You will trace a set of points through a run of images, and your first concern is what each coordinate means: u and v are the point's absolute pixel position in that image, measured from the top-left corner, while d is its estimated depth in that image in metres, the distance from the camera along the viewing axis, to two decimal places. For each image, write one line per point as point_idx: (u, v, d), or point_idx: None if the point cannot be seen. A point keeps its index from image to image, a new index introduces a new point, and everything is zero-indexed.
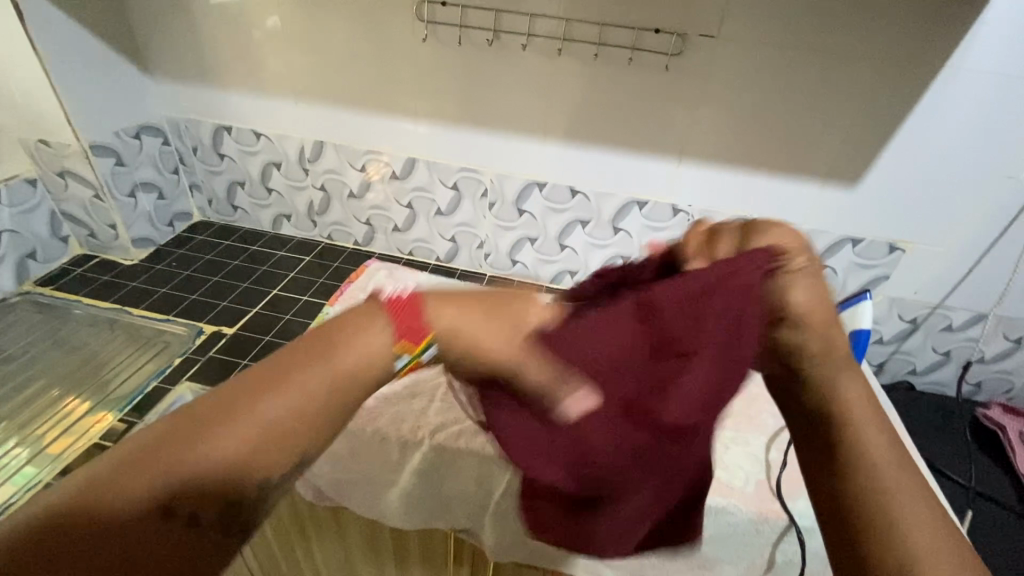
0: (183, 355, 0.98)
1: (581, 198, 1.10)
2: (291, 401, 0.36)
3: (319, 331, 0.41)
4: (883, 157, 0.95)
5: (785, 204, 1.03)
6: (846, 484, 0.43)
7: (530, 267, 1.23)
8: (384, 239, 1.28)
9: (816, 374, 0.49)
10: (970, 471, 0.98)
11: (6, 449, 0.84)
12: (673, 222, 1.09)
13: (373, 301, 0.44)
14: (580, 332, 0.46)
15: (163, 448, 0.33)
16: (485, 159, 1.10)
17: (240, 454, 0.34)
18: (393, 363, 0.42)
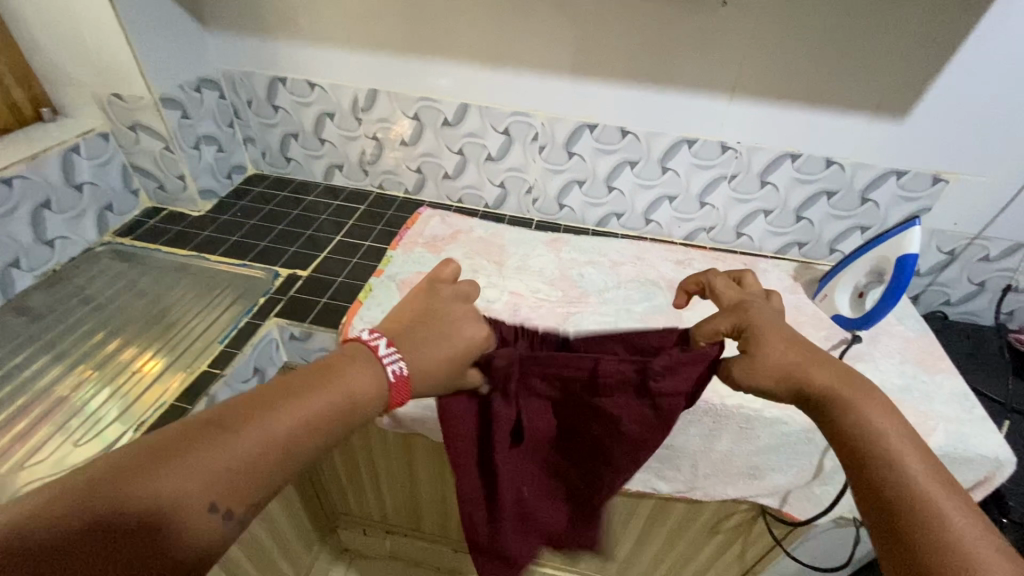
0: (266, 295, 1.05)
1: (632, 139, 1.13)
2: (252, 445, 0.45)
3: (299, 376, 0.51)
4: (934, 89, 0.97)
5: (832, 139, 1.06)
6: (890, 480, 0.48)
7: (577, 210, 1.28)
8: (434, 187, 1.32)
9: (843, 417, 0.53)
10: (1005, 389, 1.04)
11: (96, 404, 0.88)
12: (721, 160, 1.12)
13: (364, 349, 0.56)
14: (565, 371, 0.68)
15: (143, 464, 0.41)
16: (536, 104, 1.14)
17: (207, 481, 0.42)
18: (359, 409, 0.52)
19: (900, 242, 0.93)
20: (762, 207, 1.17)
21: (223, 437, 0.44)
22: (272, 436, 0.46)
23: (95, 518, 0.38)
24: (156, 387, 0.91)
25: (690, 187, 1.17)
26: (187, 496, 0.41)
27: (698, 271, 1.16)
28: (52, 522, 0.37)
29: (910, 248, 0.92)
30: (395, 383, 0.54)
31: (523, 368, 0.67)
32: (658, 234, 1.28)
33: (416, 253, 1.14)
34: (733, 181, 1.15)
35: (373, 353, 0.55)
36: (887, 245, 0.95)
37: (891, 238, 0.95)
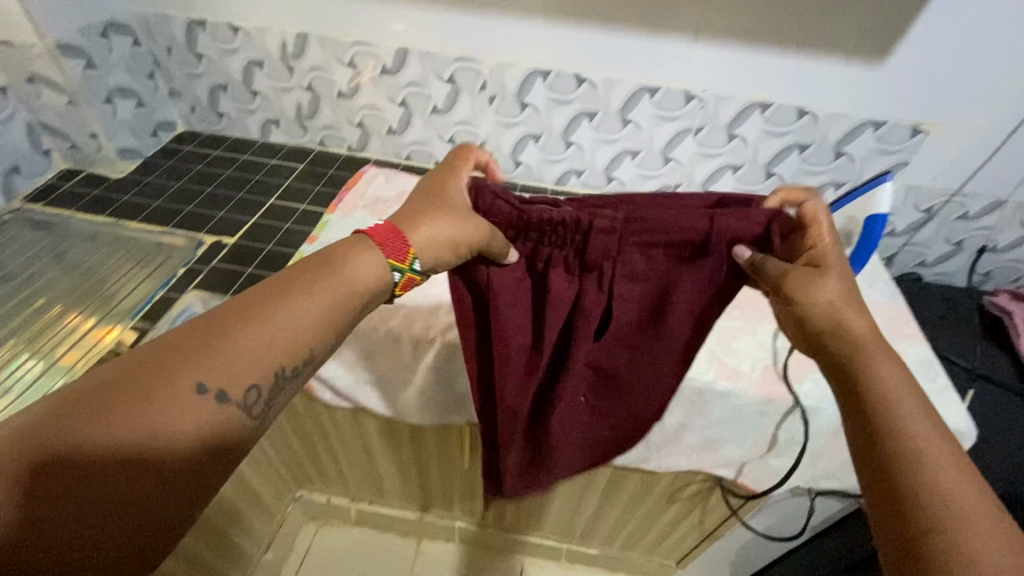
0: (187, 265, 0.97)
1: (589, 88, 1.03)
2: (258, 342, 0.49)
3: (310, 264, 0.54)
4: (915, 28, 0.87)
5: (806, 84, 0.96)
6: (886, 439, 0.46)
7: (534, 168, 1.18)
8: (380, 143, 1.21)
9: (859, 370, 0.51)
10: (974, 355, 1.00)
11: (18, 362, 0.84)
12: (685, 111, 1.02)
13: (358, 234, 0.58)
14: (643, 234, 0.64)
15: (182, 356, 0.45)
16: (483, 47, 1.02)
17: (255, 365, 0.48)
18: (391, 276, 0.56)
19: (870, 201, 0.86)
20: (730, 162, 1.08)
21: (208, 355, 0.46)
22: (257, 347, 0.48)
23: (145, 412, 0.42)
24: (86, 341, 0.87)
25: (652, 141, 1.08)
26: (186, 410, 0.44)
27: None
28: (95, 423, 0.40)
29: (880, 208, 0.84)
30: (383, 231, 0.57)
31: (621, 238, 0.64)
32: (620, 193, 1.18)
33: (355, 217, 1.06)
34: (699, 134, 1.05)
35: (368, 241, 0.57)
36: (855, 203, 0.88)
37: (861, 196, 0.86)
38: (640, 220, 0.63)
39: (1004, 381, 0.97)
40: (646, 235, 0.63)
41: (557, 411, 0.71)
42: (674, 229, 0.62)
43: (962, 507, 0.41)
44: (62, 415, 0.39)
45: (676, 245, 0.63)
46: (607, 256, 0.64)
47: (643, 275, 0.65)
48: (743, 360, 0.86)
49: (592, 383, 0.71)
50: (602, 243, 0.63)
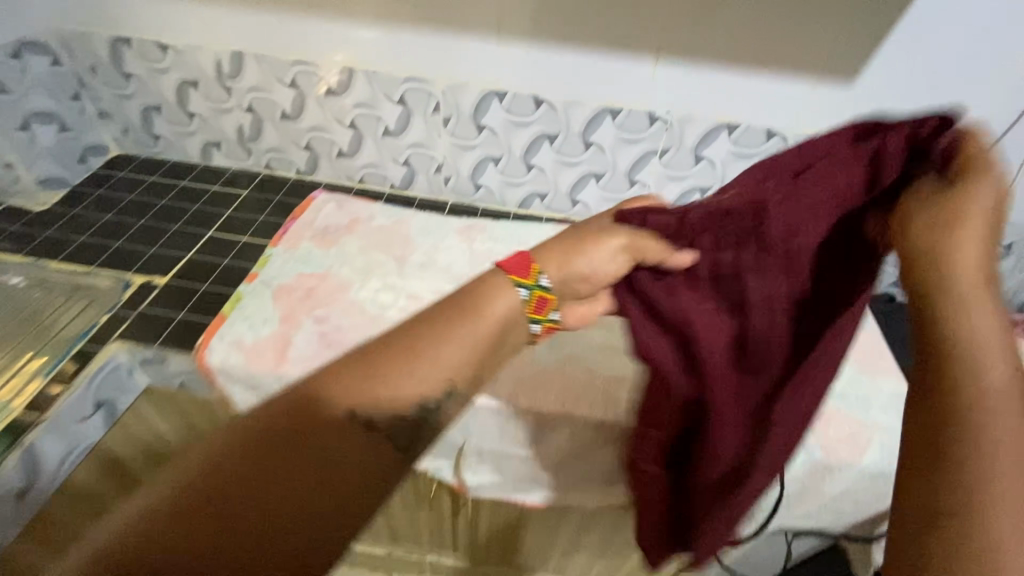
0: (111, 312, 0.88)
1: (547, 109, 0.97)
2: (415, 368, 0.48)
3: (456, 297, 0.52)
4: (883, 46, 0.83)
5: (774, 106, 0.92)
6: (957, 393, 0.38)
7: (495, 191, 1.12)
8: (330, 167, 1.13)
9: (940, 309, 0.42)
10: None
11: None
12: (650, 133, 0.97)
13: (496, 271, 0.54)
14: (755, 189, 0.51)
15: (365, 371, 0.47)
16: (434, 67, 0.96)
17: (415, 392, 0.47)
18: (522, 301, 0.53)
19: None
20: (699, 186, 1.03)
21: (366, 380, 0.46)
22: (394, 389, 0.47)
23: (319, 434, 0.43)
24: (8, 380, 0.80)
25: (617, 163, 1.02)
26: (339, 442, 0.43)
27: None
28: (288, 440, 0.42)
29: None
30: (518, 262, 0.54)
31: (714, 221, 0.50)
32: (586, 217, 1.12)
33: (298, 250, 0.98)
34: (664, 156, 1.00)
35: (506, 279, 0.53)
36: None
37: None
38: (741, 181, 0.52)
39: None
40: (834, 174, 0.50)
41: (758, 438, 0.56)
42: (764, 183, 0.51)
43: (1016, 495, 0.34)
44: (247, 443, 0.41)
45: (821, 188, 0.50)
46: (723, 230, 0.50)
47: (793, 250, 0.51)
48: None
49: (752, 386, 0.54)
50: (697, 225, 0.50)
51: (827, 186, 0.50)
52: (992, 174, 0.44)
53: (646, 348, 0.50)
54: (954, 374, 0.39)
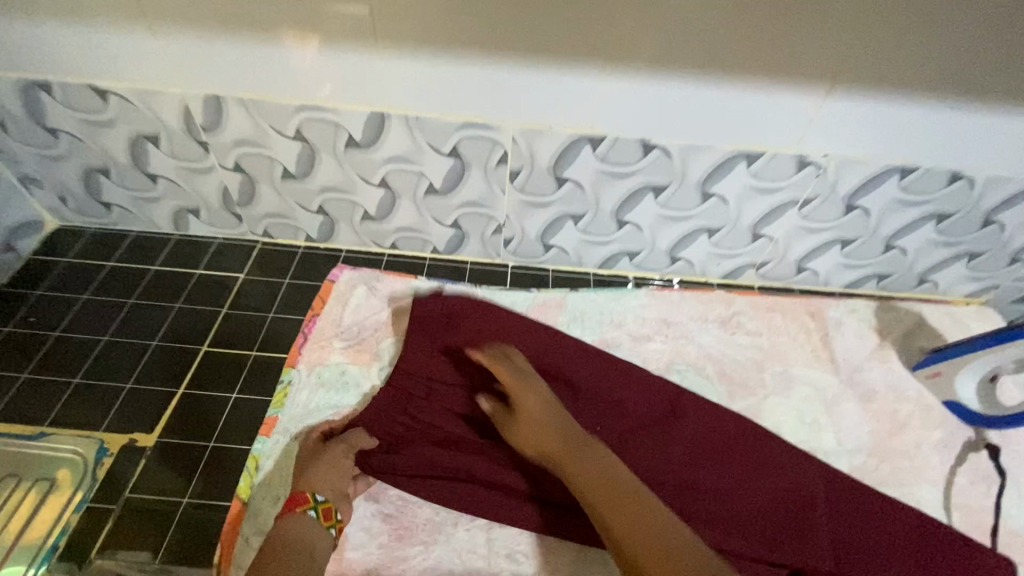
0: (81, 509, 0.62)
1: (658, 156, 0.69)
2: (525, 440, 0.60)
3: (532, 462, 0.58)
4: None
5: (969, 143, 0.67)
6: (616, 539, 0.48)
7: (572, 252, 0.84)
8: (351, 231, 0.84)
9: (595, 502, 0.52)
10: None
11: None
12: (797, 180, 0.71)
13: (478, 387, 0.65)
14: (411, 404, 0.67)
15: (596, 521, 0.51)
16: (503, 109, 0.66)
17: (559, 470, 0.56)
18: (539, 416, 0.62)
19: None
20: (840, 237, 0.79)
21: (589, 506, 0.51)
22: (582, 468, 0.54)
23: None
24: None
25: (740, 217, 0.76)
26: (641, 524, 0.48)
27: (752, 337, 0.80)
28: None
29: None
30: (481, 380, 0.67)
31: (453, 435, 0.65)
32: (688, 275, 0.87)
33: (327, 372, 0.72)
34: (807, 207, 0.74)
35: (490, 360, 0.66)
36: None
37: None
38: (433, 409, 0.66)
39: None
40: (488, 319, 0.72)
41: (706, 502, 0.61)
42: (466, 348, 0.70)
43: (697, 560, 0.44)
44: None
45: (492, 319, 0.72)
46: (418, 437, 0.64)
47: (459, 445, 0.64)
48: None
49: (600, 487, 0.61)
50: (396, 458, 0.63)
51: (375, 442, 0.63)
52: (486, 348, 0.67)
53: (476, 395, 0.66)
54: (625, 516, 0.49)
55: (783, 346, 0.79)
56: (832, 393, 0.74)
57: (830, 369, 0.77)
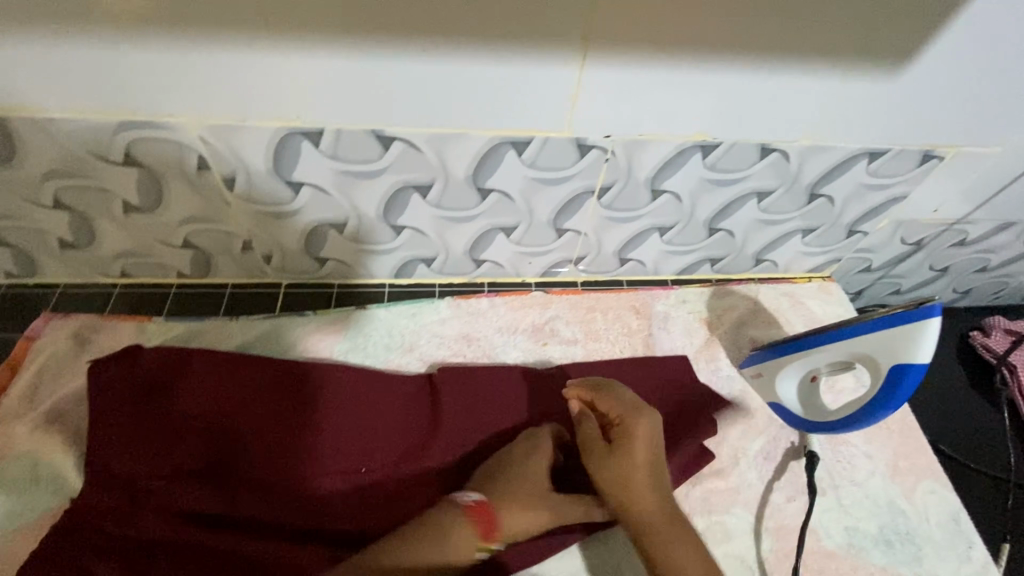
0: None
1: (403, 149, 0.53)
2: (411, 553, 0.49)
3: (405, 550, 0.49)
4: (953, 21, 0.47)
5: (775, 113, 0.54)
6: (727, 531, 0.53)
7: (351, 264, 0.69)
8: (57, 262, 0.65)
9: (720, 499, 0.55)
10: (966, 435, 0.79)
11: None
12: (583, 166, 0.57)
13: (149, 460, 0.53)
14: (96, 523, 0.50)
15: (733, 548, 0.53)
16: (163, 101, 0.48)
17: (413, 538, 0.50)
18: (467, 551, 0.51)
19: (882, 348, 0.50)
20: (656, 225, 0.67)
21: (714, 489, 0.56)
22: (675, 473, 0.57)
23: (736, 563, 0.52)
24: None
25: (533, 212, 0.63)
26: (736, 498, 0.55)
27: (566, 347, 0.69)
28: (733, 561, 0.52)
29: (897, 364, 0.50)
30: (153, 445, 0.53)
31: (167, 530, 0.50)
32: (497, 276, 0.74)
33: (8, 469, 0.55)
34: (606, 194, 0.61)
35: (143, 417, 0.54)
36: (843, 347, 0.53)
37: (860, 339, 0.51)
38: (150, 511, 0.51)
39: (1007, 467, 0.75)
40: (212, 374, 0.57)
41: (497, 443, 0.59)
42: (183, 432, 0.54)
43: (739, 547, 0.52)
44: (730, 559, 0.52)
45: (266, 378, 0.58)
46: (131, 555, 0.49)
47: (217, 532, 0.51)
48: None
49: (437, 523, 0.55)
50: None
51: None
52: (125, 384, 0.55)
53: (168, 479, 0.52)
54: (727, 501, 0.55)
55: (599, 355, 0.69)
56: None
57: None
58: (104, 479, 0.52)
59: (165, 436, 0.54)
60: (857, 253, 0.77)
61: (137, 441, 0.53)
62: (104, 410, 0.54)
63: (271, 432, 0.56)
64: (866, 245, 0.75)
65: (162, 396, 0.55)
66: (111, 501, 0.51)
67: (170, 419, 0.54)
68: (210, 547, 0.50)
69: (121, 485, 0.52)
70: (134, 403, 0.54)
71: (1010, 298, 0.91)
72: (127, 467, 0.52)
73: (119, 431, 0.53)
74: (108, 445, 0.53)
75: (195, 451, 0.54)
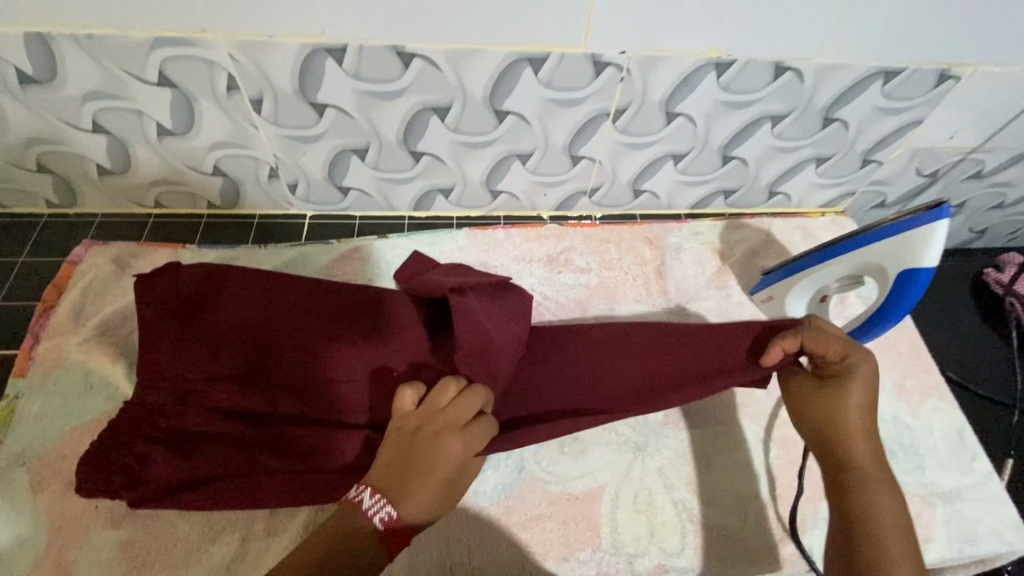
0: None
1: (422, 67, 0.55)
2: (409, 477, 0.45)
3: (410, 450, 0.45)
4: None
5: (789, 27, 0.54)
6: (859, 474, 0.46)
7: (373, 194, 0.71)
8: (96, 191, 0.68)
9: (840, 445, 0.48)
10: (970, 365, 0.80)
11: None
12: (598, 85, 0.58)
13: (189, 363, 0.56)
14: (147, 415, 0.55)
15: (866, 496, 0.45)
16: (195, 16, 0.50)
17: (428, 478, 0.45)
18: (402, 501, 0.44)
19: (890, 254, 0.52)
20: (670, 152, 0.68)
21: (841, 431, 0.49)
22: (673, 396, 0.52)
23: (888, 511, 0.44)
24: None
25: (549, 137, 0.64)
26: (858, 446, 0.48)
27: (580, 275, 0.71)
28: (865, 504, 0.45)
29: (904, 270, 0.51)
30: (192, 350, 0.56)
31: (205, 431, 0.54)
32: (512, 209, 0.76)
33: (61, 375, 0.59)
34: (621, 118, 0.62)
35: (183, 324, 0.57)
36: (851, 257, 0.54)
37: (869, 247, 0.52)
38: (192, 410, 0.55)
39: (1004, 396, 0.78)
40: (250, 292, 0.59)
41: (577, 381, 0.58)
42: (224, 337, 0.57)
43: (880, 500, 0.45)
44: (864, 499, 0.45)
45: (303, 302, 0.59)
46: (179, 446, 0.54)
47: (250, 443, 0.54)
48: (730, 514, 0.56)
49: (529, 422, 0.56)
50: (160, 481, 0.53)
51: (134, 466, 0.53)
52: (168, 294, 0.58)
53: (208, 387, 0.55)
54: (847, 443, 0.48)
55: (612, 282, 0.71)
56: None
57: (659, 302, 0.70)
58: (152, 377, 0.56)
59: (205, 343, 0.57)
60: (871, 185, 0.77)
61: (178, 345, 0.56)
62: (151, 314, 0.57)
63: (311, 355, 0.56)
64: (880, 177, 0.75)
65: (202, 306, 0.58)
66: (159, 396, 0.55)
67: (210, 325, 0.57)
68: (240, 450, 0.54)
69: (167, 385, 0.56)
70: (177, 310, 0.58)
71: None
72: (172, 367, 0.56)
73: (163, 334, 0.57)
74: (156, 345, 0.56)
75: (234, 358, 0.56)
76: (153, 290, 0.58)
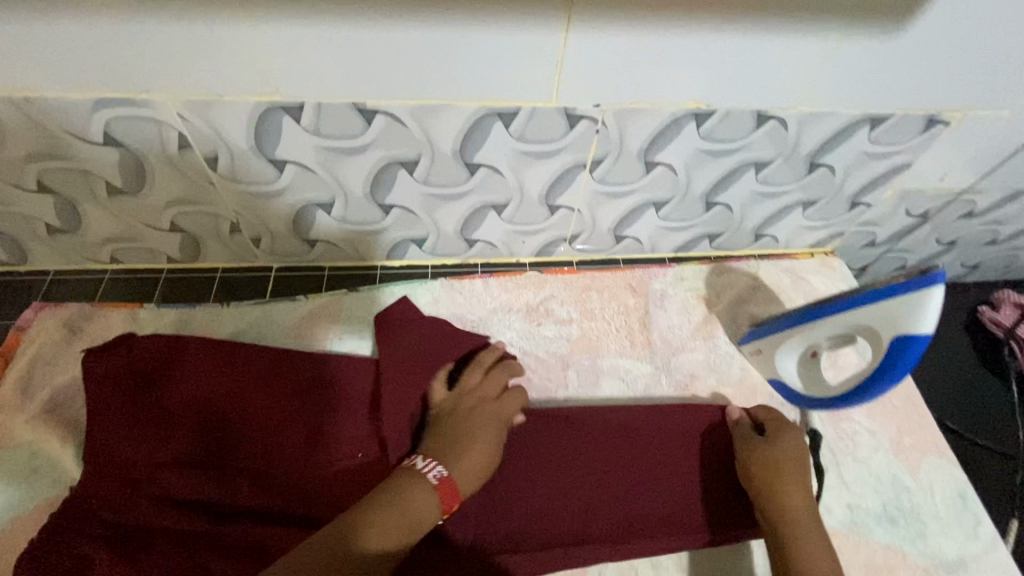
0: None
1: (387, 123, 0.52)
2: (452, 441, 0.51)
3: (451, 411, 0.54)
4: None
5: (771, 77, 0.52)
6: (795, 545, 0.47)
7: (343, 246, 0.68)
8: (47, 249, 0.65)
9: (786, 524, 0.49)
10: (967, 410, 0.78)
11: None
12: (571, 138, 0.55)
13: (145, 449, 0.52)
14: (97, 509, 0.50)
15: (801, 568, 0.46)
16: (138, 78, 0.47)
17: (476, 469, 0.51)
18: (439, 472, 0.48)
19: (883, 318, 0.49)
20: (651, 199, 0.65)
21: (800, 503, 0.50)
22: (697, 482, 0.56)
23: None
24: None
25: (524, 189, 0.61)
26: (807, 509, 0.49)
27: (561, 327, 0.68)
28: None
29: (898, 335, 0.48)
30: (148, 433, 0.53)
31: (163, 527, 0.50)
32: (491, 257, 0.73)
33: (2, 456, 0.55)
34: (598, 168, 0.59)
35: (135, 405, 0.54)
36: (842, 318, 0.51)
37: (861, 308, 0.50)
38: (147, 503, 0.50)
39: (1004, 444, 0.75)
40: (213, 372, 0.56)
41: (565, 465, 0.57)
42: (180, 419, 0.53)
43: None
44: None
45: (271, 386, 0.56)
46: (132, 543, 0.49)
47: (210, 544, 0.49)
48: None
49: (512, 513, 0.54)
50: None
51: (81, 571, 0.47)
52: (118, 369, 0.54)
53: (166, 477, 0.51)
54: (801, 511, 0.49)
55: (595, 334, 0.68)
56: (644, 383, 0.64)
57: (644, 355, 0.67)
58: (104, 465, 0.52)
59: (161, 425, 0.53)
60: (861, 226, 0.74)
61: (132, 428, 0.53)
62: (101, 394, 0.54)
63: (279, 444, 0.54)
64: (869, 218, 0.73)
65: (157, 382, 0.55)
66: (111, 487, 0.51)
67: (168, 407, 0.54)
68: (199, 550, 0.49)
69: (119, 475, 0.51)
70: (128, 386, 0.54)
71: (1018, 272, 0.88)
72: (125, 454, 0.52)
73: (115, 416, 0.53)
74: (108, 430, 0.53)
75: (195, 444, 0.53)
76: (103, 367, 0.54)
